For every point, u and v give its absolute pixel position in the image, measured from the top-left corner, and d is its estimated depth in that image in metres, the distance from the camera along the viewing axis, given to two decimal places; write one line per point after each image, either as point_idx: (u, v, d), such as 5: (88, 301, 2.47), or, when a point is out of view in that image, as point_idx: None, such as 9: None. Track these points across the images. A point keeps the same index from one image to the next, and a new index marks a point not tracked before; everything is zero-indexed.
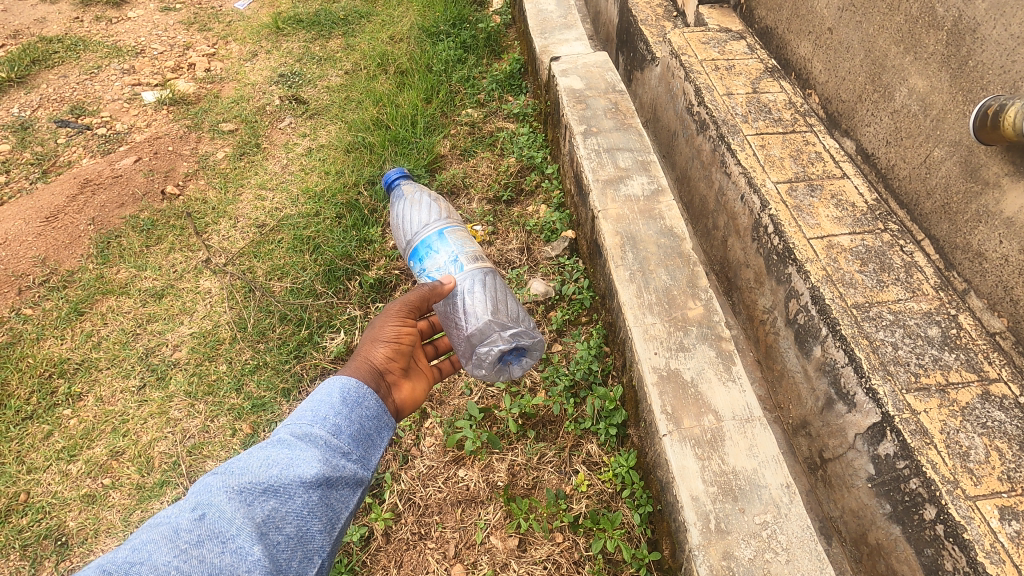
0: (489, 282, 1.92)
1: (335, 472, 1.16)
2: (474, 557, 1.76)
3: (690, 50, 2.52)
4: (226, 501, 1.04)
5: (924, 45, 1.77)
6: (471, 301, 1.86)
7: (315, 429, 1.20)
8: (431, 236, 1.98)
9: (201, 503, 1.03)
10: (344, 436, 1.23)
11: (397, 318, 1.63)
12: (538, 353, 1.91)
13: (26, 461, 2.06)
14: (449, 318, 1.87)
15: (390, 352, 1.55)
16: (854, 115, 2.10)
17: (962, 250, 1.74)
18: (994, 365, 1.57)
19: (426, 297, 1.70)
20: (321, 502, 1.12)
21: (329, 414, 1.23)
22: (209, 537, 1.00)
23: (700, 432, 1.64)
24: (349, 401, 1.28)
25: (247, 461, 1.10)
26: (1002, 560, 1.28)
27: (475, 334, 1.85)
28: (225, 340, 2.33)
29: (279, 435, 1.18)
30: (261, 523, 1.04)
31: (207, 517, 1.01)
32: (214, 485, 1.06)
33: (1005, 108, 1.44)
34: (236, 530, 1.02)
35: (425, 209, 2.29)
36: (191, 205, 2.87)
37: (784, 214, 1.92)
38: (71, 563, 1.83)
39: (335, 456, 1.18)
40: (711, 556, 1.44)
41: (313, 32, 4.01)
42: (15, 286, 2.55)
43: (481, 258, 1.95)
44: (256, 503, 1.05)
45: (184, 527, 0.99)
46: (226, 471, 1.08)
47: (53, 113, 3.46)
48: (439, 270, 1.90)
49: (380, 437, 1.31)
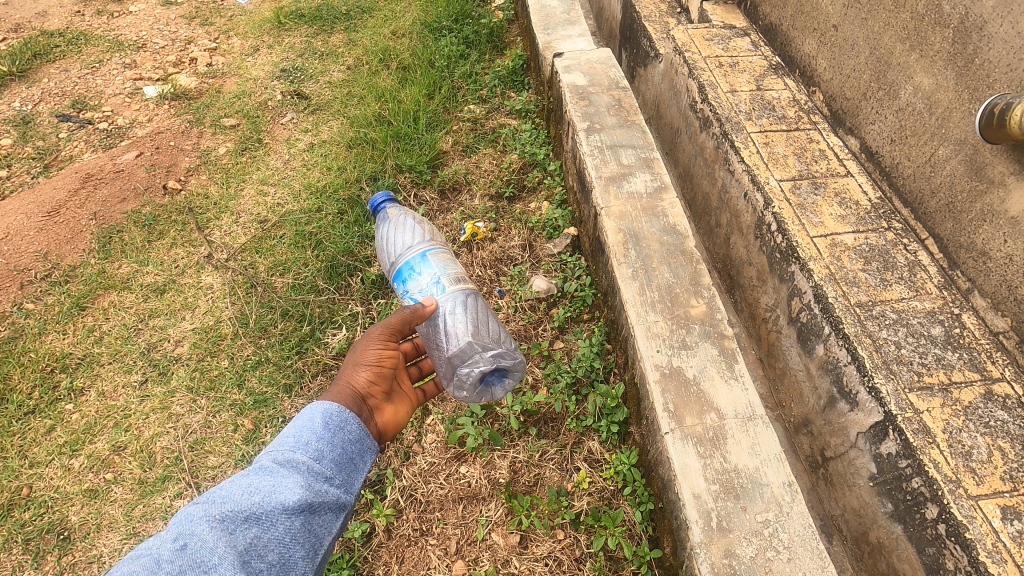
0: (471, 303, 1.89)
1: (318, 498, 1.16)
2: (475, 553, 1.76)
3: (694, 47, 2.50)
4: (208, 531, 1.03)
5: (930, 43, 1.76)
6: (453, 322, 1.83)
7: (298, 455, 1.21)
8: (413, 258, 1.97)
9: (181, 533, 1.02)
10: (327, 461, 1.24)
11: (378, 342, 1.63)
12: (520, 374, 1.89)
13: (28, 456, 2.06)
14: (431, 338, 1.84)
15: (372, 376, 1.56)
16: (858, 113, 2.09)
17: (966, 249, 1.73)
18: (997, 365, 1.57)
19: (408, 319, 1.67)
20: (303, 528, 1.12)
21: (311, 440, 1.25)
22: (191, 566, 0.98)
23: (702, 430, 1.63)
24: (331, 425, 1.30)
25: (229, 490, 1.10)
26: (1003, 560, 1.28)
27: (456, 355, 1.82)
28: (227, 335, 2.33)
29: (261, 462, 1.19)
30: (242, 552, 1.04)
31: (189, 548, 1.00)
32: (196, 515, 1.05)
33: (1012, 107, 1.43)
34: (218, 558, 1.00)
35: (410, 231, 2.27)
36: (194, 201, 2.86)
37: (788, 212, 1.91)
38: (74, 558, 1.84)
39: (316, 482, 1.19)
40: (713, 554, 1.44)
41: (315, 27, 3.99)
42: (17, 281, 2.55)
43: (464, 279, 1.93)
44: (238, 531, 1.05)
45: (166, 557, 0.97)
46: (207, 500, 1.08)
47: (54, 107, 3.45)
48: (422, 292, 1.88)
49: (363, 460, 1.32)
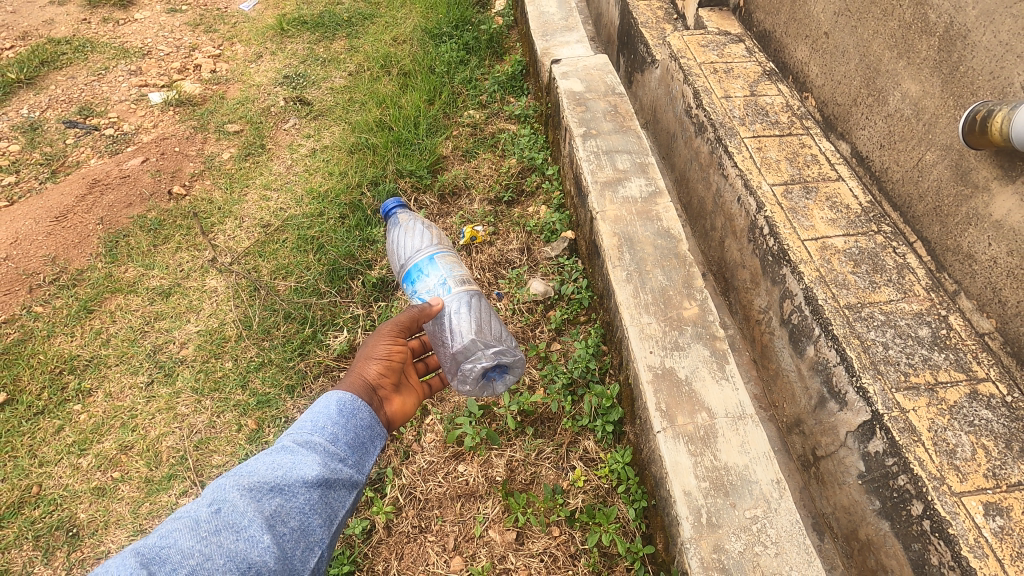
0: (474, 304, 1.94)
1: (333, 474, 1.22)
2: (473, 550, 1.81)
3: (690, 53, 2.54)
4: (239, 497, 1.11)
5: (917, 50, 1.80)
6: (457, 321, 1.88)
7: (315, 437, 1.25)
8: (422, 260, 2.01)
9: (216, 499, 1.10)
10: (341, 443, 1.27)
11: (388, 337, 1.66)
12: (519, 370, 1.97)
13: (38, 455, 2.11)
14: (436, 336, 1.88)
15: (382, 368, 1.58)
16: (849, 119, 2.13)
17: (953, 252, 1.77)
18: (983, 366, 1.60)
19: (416, 317, 1.73)
20: (321, 500, 1.18)
21: (327, 423, 1.28)
22: (225, 527, 1.07)
23: (693, 429, 1.67)
24: (345, 412, 1.32)
25: (256, 464, 1.17)
26: (985, 555, 1.32)
27: (460, 352, 1.86)
28: (231, 337, 2.38)
29: (282, 442, 1.23)
30: (269, 517, 1.11)
31: (222, 511, 1.08)
32: (227, 484, 1.13)
33: (993, 114, 1.48)
34: (249, 521, 1.09)
35: (418, 236, 2.32)
36: (198, 205, 2.92)
37: (780, 216, 1.95)
38: (83, 554, 1.88)
39: (332, 460, 1.23)
40: (702, 549, 1.48)
41: (317, 33, 4.05)
42: (26, 284, 2.60)
43: (468, 281, 1.98)
44: (264, 499, 1.13)
45: (204, 518, 1.07)
46: (237, 472, 1.16)
47: (62, 114, 3.51)
48: (429, 293, 1.93)
49: (374, 445, 1.35)
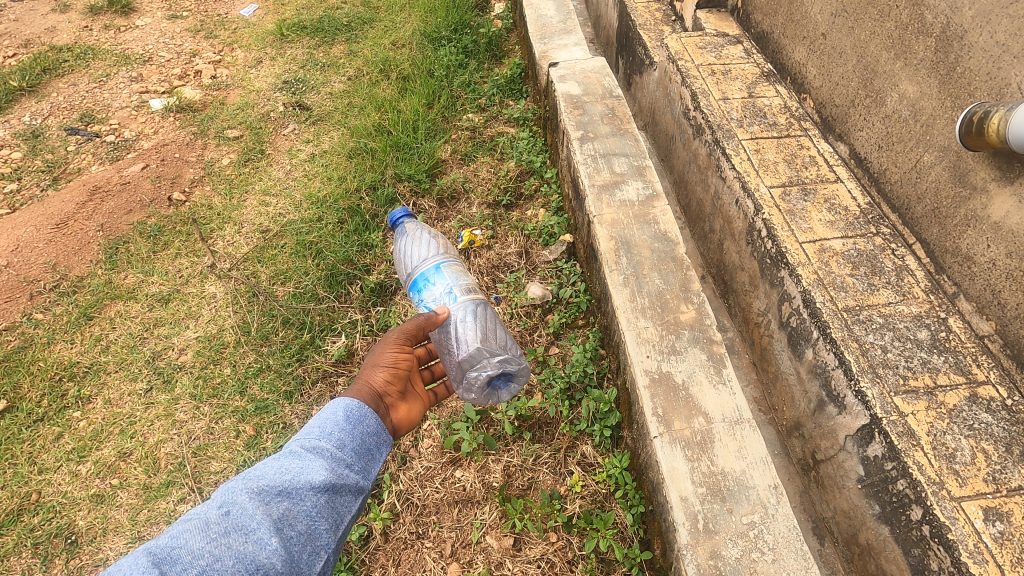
0: (480, 312, 1.92)
1: (340, 480, 1.21)
2: (470, 556, 1.80)
3: (687, 54, 2.53)
4: (248, 500, 1.11)
5: (913, 51, 1.79)
6: (463, 329, 1.87)
7: (322, 443, 1.25)
8: (428, 269, 2.00)
9: (225, 501, 1.10)
10: (348, 450, 1.27)
11: (395, 345, 1.66)
12: (525, 378, 1.95)
13: (37, 462, 2.12)
14: (442, 344, 1.87)
15: (389, 376, 1.58)
16: (847, 120, 2.12)
17: (952, 254, 1.76)
18: (982, 368, 1.59)
19: (422, 326, 1.72)
20: (328, 504, 1.18)
21: (334, 430, 1.28)
22: (234, 528, 1.07)
23: (690, 434, 1.67)
24: (352, 418, 1.32)
25: (264, 468, 1.17)
26: (985, 561, 1.30)
27: (465, 360, 1.86)
28: (229, 343, 2.39)
29: (290, 447, 1.23)
30: (276, 520, 1.11)
31: (232, 513, 1.09)
32: (236, 487, 1.13)
33: (990, 115, 1.47)
34: (257, 523, 1.09)
35: (424, 245, 2.31)
36: (198, 211, 2.93)
37: (778, 218, 1.94)
38: (81, 561, 1.89)
39: (339, 466, 1.23)
40: (699, 555, 1.47)
41: (317, 38, 4.06)
42: (26, 291, 2.61)
43: (475, 289, 1.96)
44: (272, 502, 1.12)
45: (213, 520, 1.07)
46: (245, 476, 1.16)
47: (64, 121, 3.54)
48: (436, 301, 1.93)
49: (380, 452, 1.34)
